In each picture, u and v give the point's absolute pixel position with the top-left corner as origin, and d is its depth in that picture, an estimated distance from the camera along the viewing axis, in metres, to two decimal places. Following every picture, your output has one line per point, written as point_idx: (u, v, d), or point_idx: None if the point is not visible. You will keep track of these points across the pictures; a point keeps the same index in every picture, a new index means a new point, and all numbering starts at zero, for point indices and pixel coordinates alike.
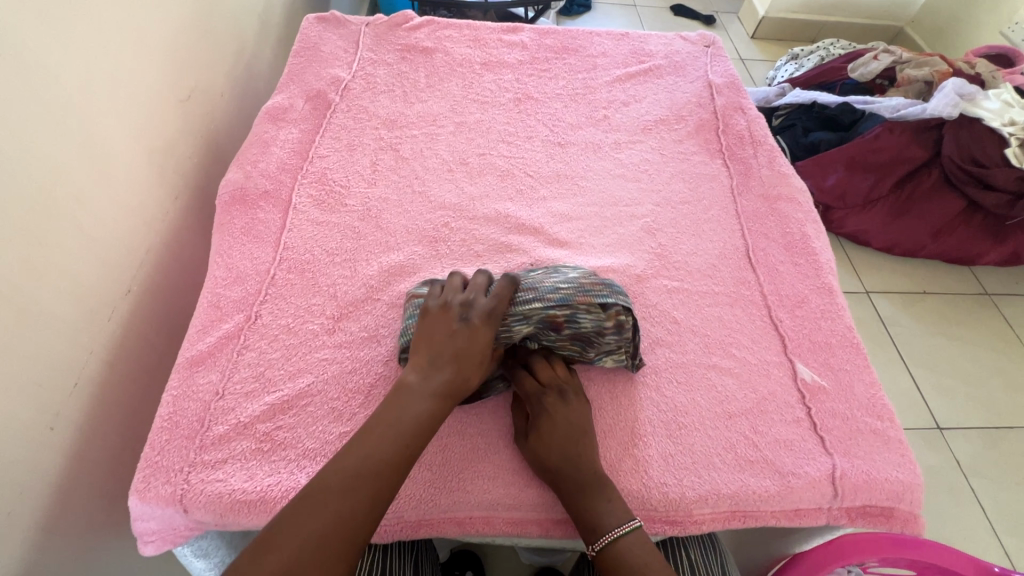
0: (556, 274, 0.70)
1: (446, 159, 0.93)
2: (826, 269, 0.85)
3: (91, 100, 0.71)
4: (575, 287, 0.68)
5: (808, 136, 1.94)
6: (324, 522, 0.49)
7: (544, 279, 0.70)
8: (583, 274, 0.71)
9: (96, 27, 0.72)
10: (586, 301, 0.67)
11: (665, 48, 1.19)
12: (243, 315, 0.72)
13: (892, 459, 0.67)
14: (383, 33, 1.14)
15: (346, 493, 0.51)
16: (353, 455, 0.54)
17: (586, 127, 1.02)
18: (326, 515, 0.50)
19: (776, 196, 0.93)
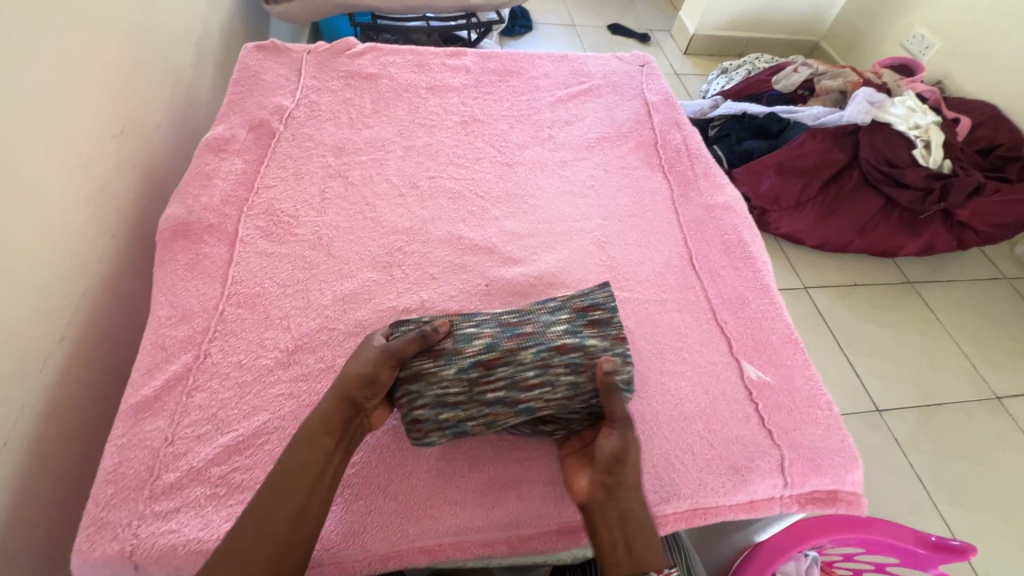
0: (475, 330, 0.69)
1: (396, 183, 0.94)
2: (763, 271, 0.91)
3: (17, 138, 0.68)
4: (500, 328, 0.70)
5: (742, 144, 2.06)
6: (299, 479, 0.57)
7: (473, 329, 0.69)
8: (484, 323, 0.70)
9: (21, 65, 0.69)
10: (511, 316, 0.72)
11: (602, 69, 1.24)
12: (192, 354, 0.69)
13: (835, 446, 0.72)
14: (326, 60, 1.14)
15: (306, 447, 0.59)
16: (316, 423, 0.61)
17: (532, 147, 1.04)
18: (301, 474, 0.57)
19: (714, 204, 0.99)
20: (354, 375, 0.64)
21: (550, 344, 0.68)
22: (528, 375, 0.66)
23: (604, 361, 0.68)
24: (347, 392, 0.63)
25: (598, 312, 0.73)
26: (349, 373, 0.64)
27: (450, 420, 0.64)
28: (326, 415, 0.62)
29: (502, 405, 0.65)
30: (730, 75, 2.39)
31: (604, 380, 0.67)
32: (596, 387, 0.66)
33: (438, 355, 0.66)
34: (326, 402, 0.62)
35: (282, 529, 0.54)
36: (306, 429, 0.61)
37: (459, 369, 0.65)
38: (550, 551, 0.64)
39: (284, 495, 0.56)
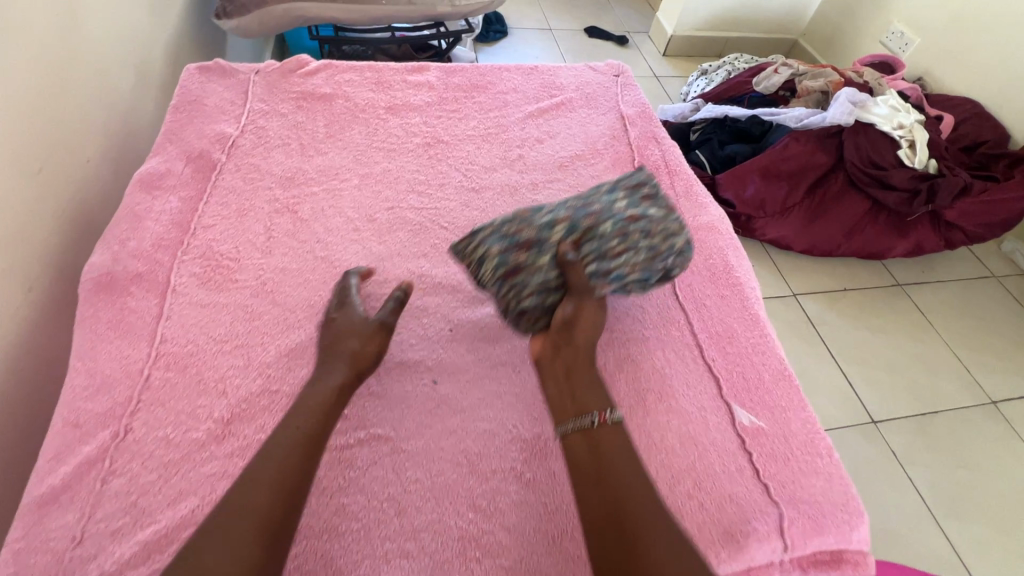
0: (552, 216, 0.77)
1: (351, 216, 0.86)
2: (751, 299, 0.84)
3: None
4: (574, 212, 0.78)
5: (724, 149, 2.01)
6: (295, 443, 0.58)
7: (549, 216, 0.77)
8: (557, 211, 0.79)
9: None
10: (575, 201, 0.81)
11: (575, 80, 1.17)
12: (110, 431, 0.60)
13: (838, 499, 0.65)
14: (275, 80, 1.05)
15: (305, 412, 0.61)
16: (314, 391, 0.63)
17: (501, 169, 0.97)
18: (298, 438, 0.58)
19: (697, 226, 0.92)
20: (353, 336, 0.68)
21: (622, 216, 0.78)
22: (613, 245, 0.75)
23: (668, 223, 0.79)
24: (350, 356, 0.66)
25: (644, 187, 0.83)
26: (347, 335, 0.68)
27: (555, 288, 0.74)
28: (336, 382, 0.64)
29: (597, 275, 0.74)
30: (711, 77, 2.34)
31: (672, 238, 0.79)
32: (671, 249, 0.78)
33: (528, 248, 0.74)
34: (334, 368, 0.65)
35: (278, 487, 0.54)
36: (313, 398, 0.62)
37: (552, 260, 0.74)
38: None
39: (280, 458, 0.56)
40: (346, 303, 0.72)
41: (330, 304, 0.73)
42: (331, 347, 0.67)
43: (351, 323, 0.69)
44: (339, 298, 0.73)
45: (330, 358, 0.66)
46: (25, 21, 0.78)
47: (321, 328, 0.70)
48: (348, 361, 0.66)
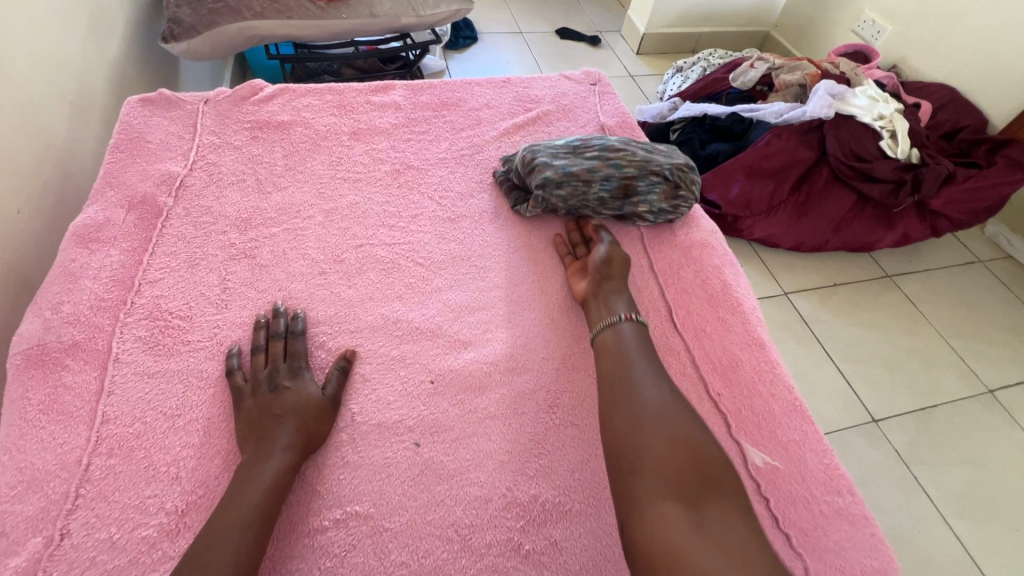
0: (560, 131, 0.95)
1: (316, 258, 0.78)
2: (753, 321, 0.79)
3: None
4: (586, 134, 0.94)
5: (706, 148, 1.97)
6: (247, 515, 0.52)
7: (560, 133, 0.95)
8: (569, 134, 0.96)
9: None
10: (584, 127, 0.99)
11: (550, 92, 1.11)
12: (41, 538, 0.52)
13: (864, 544, 0.60)
14: (227, 110, 0.97)
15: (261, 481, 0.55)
16: (266, 457, 0.57)
17: (477, 194, 0.90)
18: (251, 508, 0.53)
19: (690, 244, 0.86)
20: (304, 415, 0.61)
21: (628, 140, 0.91)
22: (616, 147, 0.87)
23: (673, 155, 0.90)
24: (301, 441, 0.59)
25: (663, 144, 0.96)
26: (297, 414, 0.60)
27: (563, 214, 0.87)
28: (283, 471, 0.56)
29: (598, 163, 0.85)
30: (687, 74, 2.30)
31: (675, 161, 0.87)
32: (674, 165, 0.86)
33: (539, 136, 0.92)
34: (277, 453, 0.57)
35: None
36: (256, 489, 0.54)
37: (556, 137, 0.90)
38: None
39: (229, 536, 0.50)
40: (291, 372, 0.64)
41: (269, 367, 0.64)
42: (276, 427, 0.59)
43: (300, 398, 0.62)
44: (283, 364, 0.65)
45: (276, 440, 0.58)
46: None
47: (259, 398, 0.62)
48: (298, 448, 0.58)
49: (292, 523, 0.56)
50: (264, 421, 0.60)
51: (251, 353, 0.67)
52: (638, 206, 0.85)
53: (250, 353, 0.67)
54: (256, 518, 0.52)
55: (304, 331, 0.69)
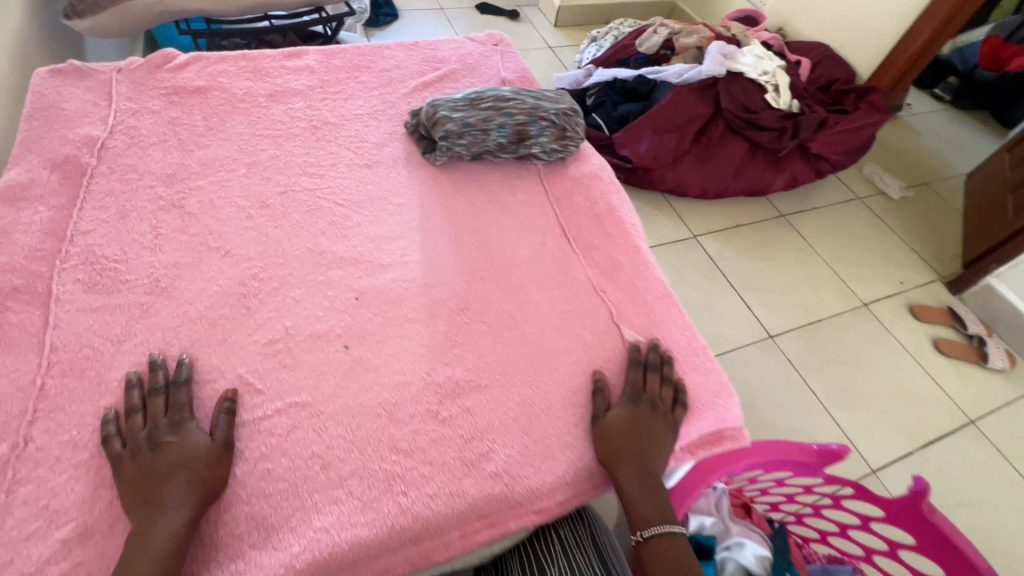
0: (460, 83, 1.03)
1: (243, 205, 0.86)
2: (633, 233, 0.94)
3: None
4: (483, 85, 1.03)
5: (618, 110, 2.13)
6: None
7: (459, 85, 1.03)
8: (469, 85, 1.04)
9: None
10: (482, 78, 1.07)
11: (456, 52, 1.21)
12: (7, 443, 0.59)
13: (713, 388, 0.77)
14: (142, 77, 1.01)
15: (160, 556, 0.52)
16: (157, 530, 0.54)
17: (391, 143, 1.00)
18: None
19: (581, 175, 1.00)
20: (195, 468, 0.58)
21: (519, 88, 1.00)
22: (507, 96, 0.97)
23: (559, 100, 1.00)
24: (198, 490, 0.57)
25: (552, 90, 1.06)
26: (186, 468, 0.57)
27: (470, 160, 0.97)
28: (183, 525, 0.55)
29: (493, 113, 0.94)
30: (600, 43, 2.44)
31: (561, 106, 0.99)
32: (560, 111, 0.98)
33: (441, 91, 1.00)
34: (170, 514, 0.55)
35: None
36: (153, 550, 0.52)
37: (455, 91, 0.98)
38: (456, 557, 0.64)
39: None
40: (173, 425, 0.61)
41: (148, 427, 0.60)
42: (164, 488, 0.56)
43: (187, 452, 0.59)
44: (163, 421, 0.61)
45: (166, 501, 0.55)
46: None
47: (140, 460, 0.58)
48: (197, 496, 0.56)
49: None
50: (150, 482, 0.57)
51: (125, 417, 0.62)
52: (531, 150, 0.97)
53: (126, 415, 0.62)
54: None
55: (187, 379, 0.65)
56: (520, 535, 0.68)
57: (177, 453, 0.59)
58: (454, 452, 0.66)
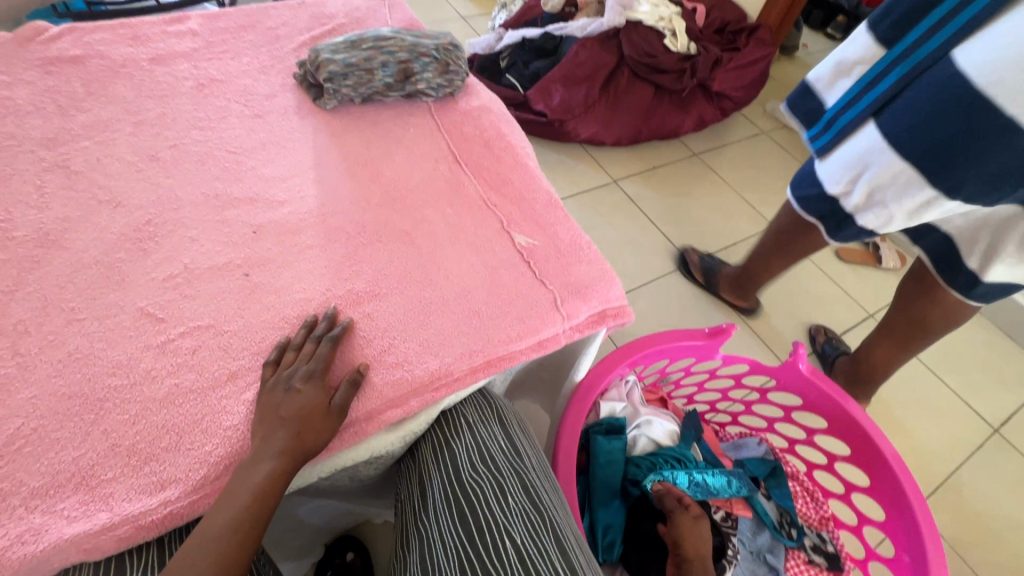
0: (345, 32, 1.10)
1: (131, 160, 0.87)
2: (522, 154, 1.00)
3: None
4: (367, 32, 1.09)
5: (529, 68, 2.20)
6: (228, 519, 0.57)
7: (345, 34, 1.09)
8: (354, 33, 1.10)
9: None
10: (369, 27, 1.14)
11: (344, 7, 1.23)
12: None
13: (597, 275, 0.85)
14: (12, 51, 0.99)
15: (257, 494, 0.58)
16: (257, 467, 0.59)
17: (282, 94, 1.02)
18: (235, 515, 0.57)
19: (470, 108, 1.05)
20: (305, 422, 0.62)
21: (400, 31, 1.07)
22: (386, 37, 1.03)
23: (439, 38, 1.07)
24: (296, 447, 0.61)
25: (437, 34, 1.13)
26: (298, 420, 0.62)
27: (361, 103, 1.02)
28: (273, 476, 0.59)
29: (373, 53, 1.00)
30: (510, 8, 2.49)
31: (440, 44, 1.05)
32: (439, 47, 1.04)
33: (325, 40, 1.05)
34: (270, 458, 0.60)
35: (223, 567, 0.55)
36: (247, 488, 0.58)
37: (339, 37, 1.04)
38: (366, 440, 0.69)
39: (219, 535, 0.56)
40: (306, 374, 0.65)
41: (297, 364, 0.66)
42: (279, 432, 0.61)
43: (307, 405, 0.63)
44: (302, 368, 0.65)
45: (270, 448, 0.60)
46: None
47: (273, 396, 0.64)
48: (295, 452, 0.61)
49: (108, 398, 0.63)
50: (271, 420, 0.62)
51: (289, 350, 0.69)
52: (416, 85, 1.02)
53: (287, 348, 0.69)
54: (242, 521, 0.57)
55: (338, 335, 0.70)
56: (429, 419, 0.74)
57: (298, 400, 0.63)
58: (357, 349, 0.71)
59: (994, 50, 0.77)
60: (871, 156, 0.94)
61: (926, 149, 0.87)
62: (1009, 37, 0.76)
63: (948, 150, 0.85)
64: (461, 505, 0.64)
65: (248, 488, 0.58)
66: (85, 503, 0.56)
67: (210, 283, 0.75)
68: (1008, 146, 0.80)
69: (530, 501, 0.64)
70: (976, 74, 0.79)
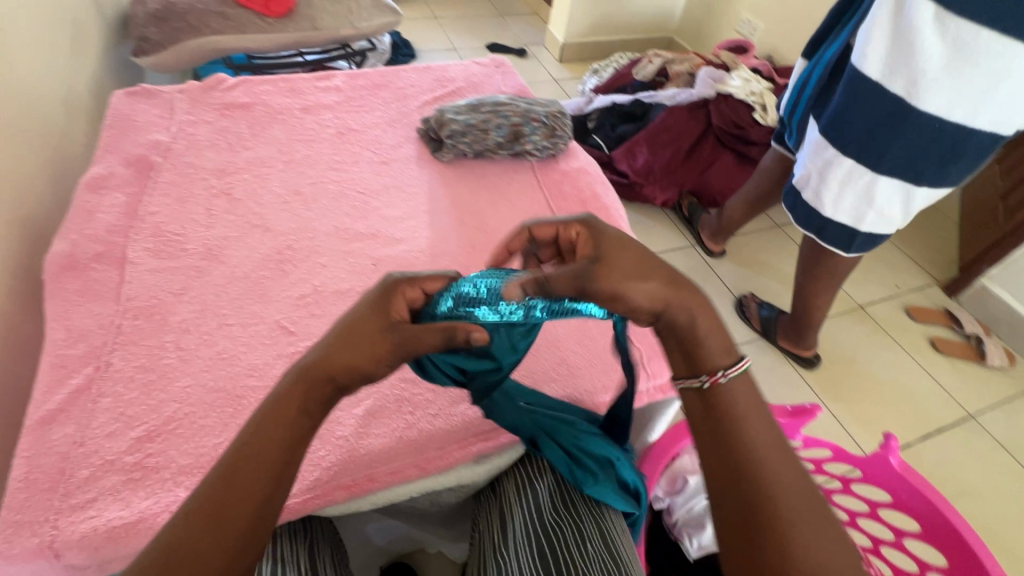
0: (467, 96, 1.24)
1: (280, 193, 1.02)
2: (615, 216, 1.07)
3: None
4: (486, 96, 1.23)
5: (616, 130, 2.29)
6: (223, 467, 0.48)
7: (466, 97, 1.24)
8: (474, 97, 1.24)
9: None
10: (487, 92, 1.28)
11: (463, 73, 1.39)
12: (92, 366, 0.73)
13: None
14: (199, 96, 1.20)
15: (262, 435, 0.49)
16: (270, 402, 0.51)
17: (405, 145, 1.16)
18: (245, 469, 0.48)
19: (570, 170, 1.14)
20: (344, 345, 0.51)
21: (517, 98, 1.20)
22: (504, 103, 1.16)
23: (550, 107, 1.19)
24: (320, 381, 0.51)
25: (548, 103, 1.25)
26: (337, 342, 0.51)
27: (473, 158, 1.13)
28: (285, 415, 0.50)
29: (491, 115, 1.13)
30: (601, 74, 2.64)
31: (550, 112, 1.17)
32: (549, 115, 1.15)
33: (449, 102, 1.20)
34: (290, 382, 0.51)
35: (205, 522, 0.46)
36: (250, 435, 0.49)
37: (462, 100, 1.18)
38: (455, 468, 0.73)
39: (223, 485, 0.47)
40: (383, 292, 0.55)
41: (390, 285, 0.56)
42: (316, 356, 0.52)
43: (361, 321, 0.52)
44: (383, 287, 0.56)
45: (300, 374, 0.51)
46: None
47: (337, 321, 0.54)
48: (328, 386, 0.51)
49: (245, 396, 0.73)
50: (321, 344, 0.52)
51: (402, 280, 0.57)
52: (524, 146, 1.12)
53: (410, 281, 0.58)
54: (234, 475, 0.47)
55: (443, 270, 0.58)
56: (514, 457, 0.77)
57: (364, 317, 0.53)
58: None
59: (875, 52, 0.99)
60: (823, 157, 1.10)
61: (859, 145, 1.04)
62: (892, 44, 0.96)
63: (878, 137, 1.02)
64: (541, 544, 0.66)
65: (255, 434, 0.49)
66: None
67: (335, 306, 0.85)
68: (921, 122, 0.97)
69: (608, 550, 0.64)
70: (876, 76, 0.99)
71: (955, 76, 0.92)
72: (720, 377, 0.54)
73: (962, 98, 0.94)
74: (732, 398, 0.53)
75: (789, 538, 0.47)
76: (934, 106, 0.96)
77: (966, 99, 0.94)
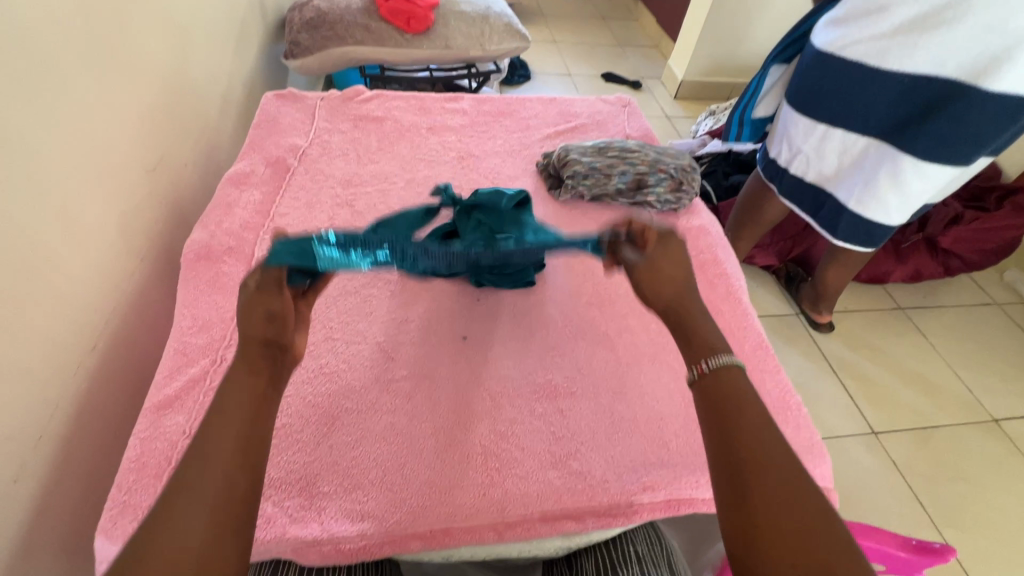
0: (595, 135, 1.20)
1: (398, 211, 1.03)
2: (736, 286, 0.98)
3: (54, 163, 0.71)
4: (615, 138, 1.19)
5: (729, 179, 2.17)
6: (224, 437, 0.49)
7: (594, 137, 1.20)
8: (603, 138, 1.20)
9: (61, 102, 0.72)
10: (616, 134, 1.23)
11: (588, 109, 1.36)
12: (210, 358, 0.77)
13: (803, 444, 0.77)
14: (337, 106, 1.27)
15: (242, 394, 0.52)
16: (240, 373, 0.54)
17: (522, 178, 1.15)
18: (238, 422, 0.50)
19: (690, 228, 1.06)
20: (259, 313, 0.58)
21: (646, 144, 1.14)
22: (633, 147, 1.11)
23: (680, 158, 1.12)
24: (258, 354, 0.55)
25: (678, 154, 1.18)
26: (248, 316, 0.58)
27: (589, 201, 1.09)
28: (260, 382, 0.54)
29: (618, 160, 1.08)
30: (718, 115, 2.51)
31: (681, 164, 1.10)
32: (679, 167, 1.09)
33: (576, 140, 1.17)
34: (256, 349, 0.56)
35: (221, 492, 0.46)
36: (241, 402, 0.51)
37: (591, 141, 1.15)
38: (534, 538, 0.68)
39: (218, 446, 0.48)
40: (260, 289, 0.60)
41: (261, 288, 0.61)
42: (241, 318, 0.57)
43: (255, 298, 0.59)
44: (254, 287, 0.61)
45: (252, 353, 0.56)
46: (145, 50, 0.93)
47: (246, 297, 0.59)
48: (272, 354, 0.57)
49: (340, 417, 0.73)
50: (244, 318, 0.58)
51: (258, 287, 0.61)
52: (647, 197, 1.07)
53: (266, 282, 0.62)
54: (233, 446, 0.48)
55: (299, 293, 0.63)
56: (599, 538, 0.71)
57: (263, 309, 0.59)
58: (545, 445, 0.73)
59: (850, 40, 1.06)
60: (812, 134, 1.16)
61: (837, 116, 1.11)
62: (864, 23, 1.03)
63: (865, 107, 1.08)
64: None
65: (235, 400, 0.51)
66: (303, 509, 0.65)
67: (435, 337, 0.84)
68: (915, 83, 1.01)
69: None
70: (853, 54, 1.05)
71: (941, 29, 0.96)
72: (706, 367, 0.57)
73: (962, 48, 0.95)
74: (723, 387, 0.56)
75: (787, 505, 0.47)
76: (910, 65, 1.00)
77: (966, 50, 0.95)
